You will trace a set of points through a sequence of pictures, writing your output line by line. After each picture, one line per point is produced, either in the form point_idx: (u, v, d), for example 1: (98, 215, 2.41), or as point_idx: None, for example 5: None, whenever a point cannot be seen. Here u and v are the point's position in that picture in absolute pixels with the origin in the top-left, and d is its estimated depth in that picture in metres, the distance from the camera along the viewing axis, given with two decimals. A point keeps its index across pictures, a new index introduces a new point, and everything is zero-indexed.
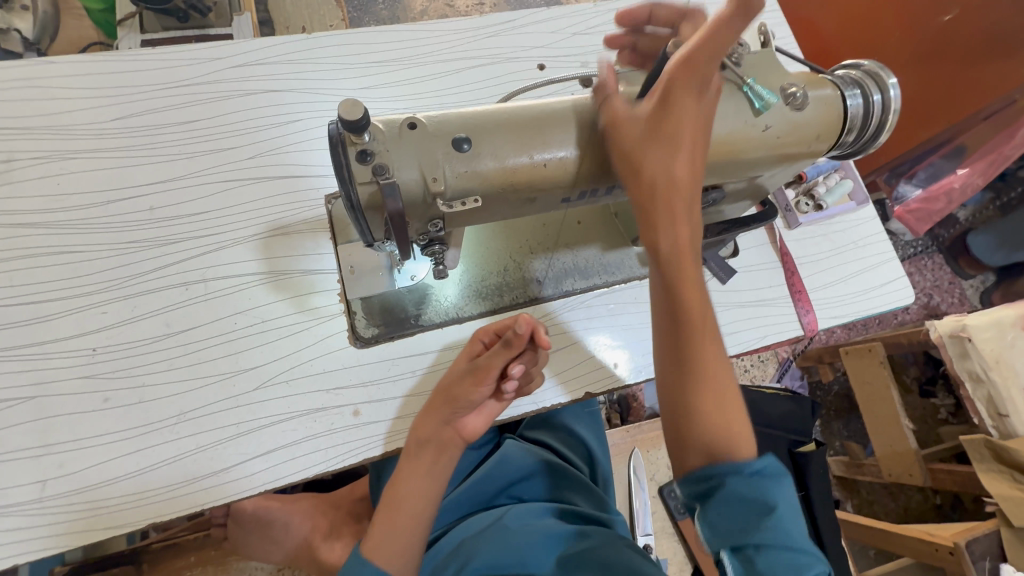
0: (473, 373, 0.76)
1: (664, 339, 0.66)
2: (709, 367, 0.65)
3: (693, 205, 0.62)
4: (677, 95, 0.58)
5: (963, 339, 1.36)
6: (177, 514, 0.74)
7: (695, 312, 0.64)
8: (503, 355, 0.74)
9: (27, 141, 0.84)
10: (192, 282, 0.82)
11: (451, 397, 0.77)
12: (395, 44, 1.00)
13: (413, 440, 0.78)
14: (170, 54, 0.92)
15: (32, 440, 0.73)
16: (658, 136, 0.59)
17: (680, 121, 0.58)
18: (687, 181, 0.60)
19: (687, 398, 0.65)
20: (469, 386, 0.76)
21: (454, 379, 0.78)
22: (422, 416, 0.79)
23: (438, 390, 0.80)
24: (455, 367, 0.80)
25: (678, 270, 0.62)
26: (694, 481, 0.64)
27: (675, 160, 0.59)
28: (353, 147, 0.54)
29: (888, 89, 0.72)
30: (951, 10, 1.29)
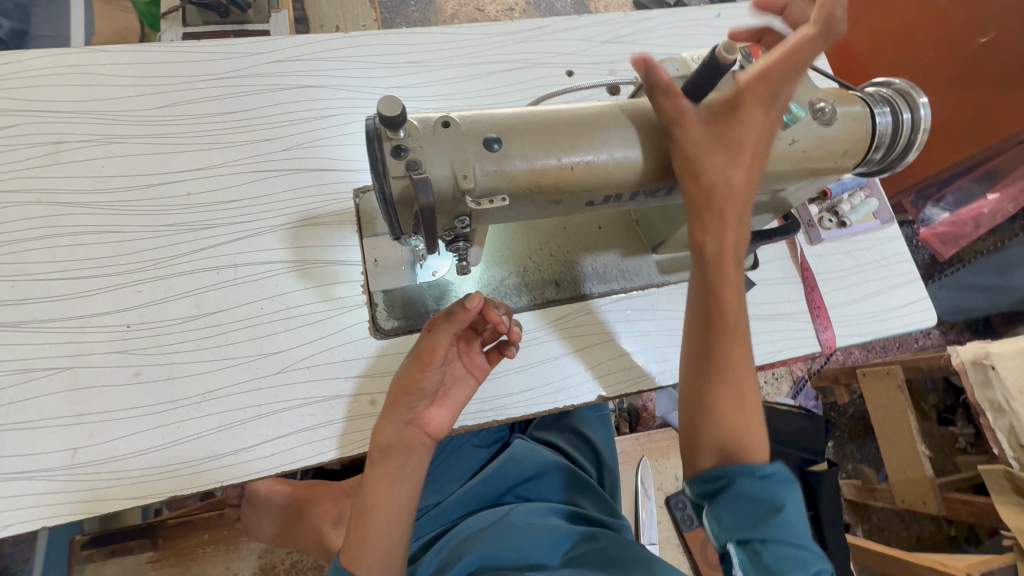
0: (415, 357, 0.72)
1: (698, 335, 0.70)
2: (737, 366, 0.69)
3: (743, 211, 0.66)
4: (749, 108, 0.63)
5: (985, 366, 1.34)
6: (197, 489, 0.77)
7: (730, 310, 0.68)
8: (445, 333, 0.70)
9: (77, 125, 0.89)
10: (223, 267, 0.85)
11: (401, 391, 0.72)
12: (429, 46, 1.03)
13: (373, 449, 0.73)
14: (214, 48, 0.96)
15: (66, 409, 0.76)
16: (728, 142, 0.63)
17: (745, 130, 0.63)
18: (741, 191, 0.65)
19: (714, 404, 0.68)
20: (413, 371, 0.72)
21: (400, 372, 0.74)
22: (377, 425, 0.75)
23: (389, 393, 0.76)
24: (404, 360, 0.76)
25: (721, 270, 0.68)
26: (705, 482, 0.67)
27: (734, 167, 0.63)
28: (389, 143, 0.56)
29: (919, 108, 0.72)
30: (988, 32, 1.28)
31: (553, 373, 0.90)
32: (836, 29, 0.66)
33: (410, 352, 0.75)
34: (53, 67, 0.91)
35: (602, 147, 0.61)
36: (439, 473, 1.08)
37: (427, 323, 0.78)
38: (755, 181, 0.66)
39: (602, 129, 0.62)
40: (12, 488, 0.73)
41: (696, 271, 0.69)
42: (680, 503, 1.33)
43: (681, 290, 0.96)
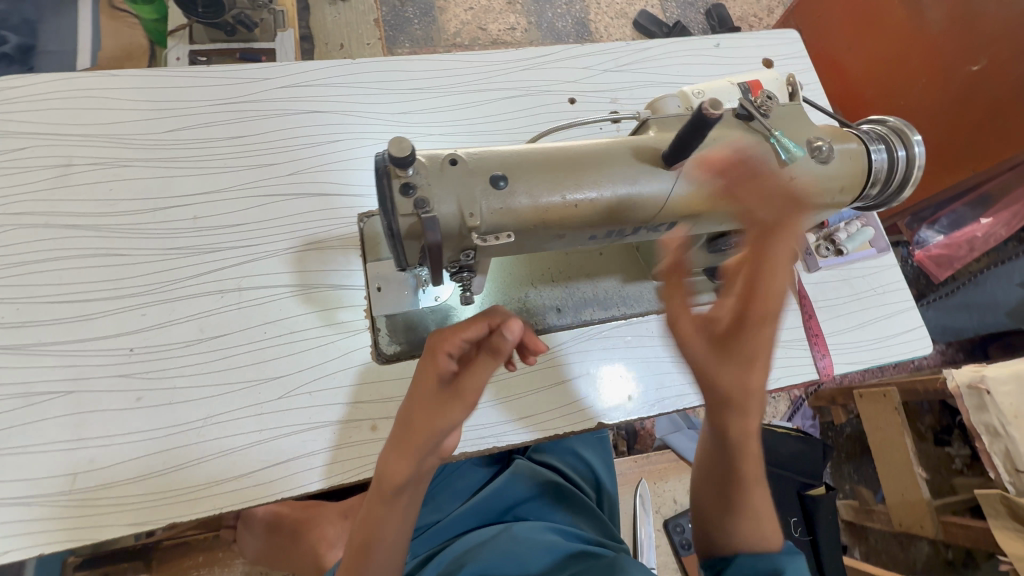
0: (449, 397, 0.66)
1: (717, 481, 0.70)
2: (756, 509, 0.69)
3: (762, 402, 0.63)
4: (751, 325, 0.59)
5: (981, 391, 1.35)
6: (198, 515, 0.76)
7: (751, 468, 0.67)
8: (489, 367, 0.66)
9: (86, 148, 0.90)
10: (228, 290, 0.86)
11: (432, 433, 0.65)
12: (434, 72, 1.05)
13: (382, 487, 0.67)
14: (224, 73, 0.97)
15: (66, 433, 0.76)
16: (733, 356, 0.60)
17: (753, 343, 0.60)
18: (758, 391, 0.62)
19: (729, 528, 0.71)
20: (449, 412, 0.65)
21: (423, 410, 0.66)
22: (386, 466, 0.66)
23: (400, 428, 0.67)
24: (415, 395, 0.67)
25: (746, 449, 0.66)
26: (712, 564, 0.74)
27: (752, 375, 0.61)
28: (398, 180, 0.57)
29: (914, 146, 0.74)
30: (979, 60, 1.32)
31: (552, 399, 0.90)
32: (793, 226, 0.58)
33: (435, 385, 0.66)
34: (62, 90, 0.92)
35: (607, 185, 0.62)
36: (439, 491, 1.08)
37: (433, 347, 0.67)
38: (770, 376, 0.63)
39: (606, 167, 0.63)
40: (10, 514, 0.73)
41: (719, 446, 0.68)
42: (678, 527, 1.32)
43: None
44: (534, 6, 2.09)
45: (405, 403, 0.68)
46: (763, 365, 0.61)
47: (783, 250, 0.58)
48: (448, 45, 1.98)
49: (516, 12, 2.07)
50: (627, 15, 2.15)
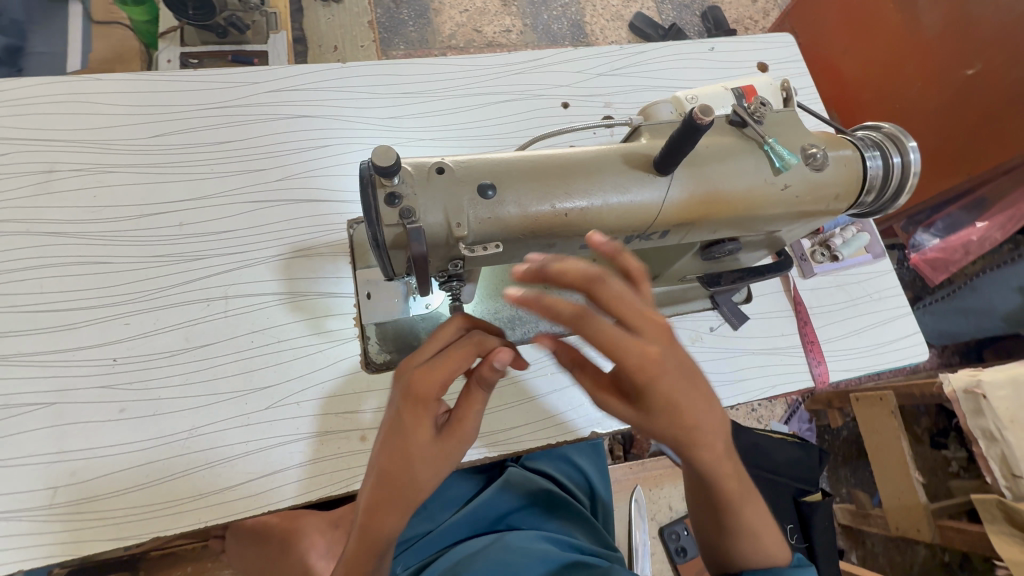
0: (445, 441, 0.64)
1: (706, 505, 0.72)
2: (754, 524, 0.71)
3: (715, 433, 0.60)
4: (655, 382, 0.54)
5: (977, 395, 1.34)
6: (182, 529, 0.75)
7: (737, 491, 0.68)
8: (485, 398, 0.66)
9: (70, 153, 0.88)
10: (214, 299, 0.84)
11: (432, 480, 0.65)
12: (426, 76, 1.04)
13: (375, 535, 0.65)
14: (211, 77, 0.96)
15: (46, 446, 0.75)
16: (653, 416, 0.56)
17: (670, 394, 0.55)
18: (704, 428, 0.59)
19: (730, 543, 0.74)
20: (450, 454, 0.65)
21: (417, 465, 0.63)
22: (380, 519, 0.65)
23: (393, 483, 0.64)
24: (407, 448, 0.63)
25: (724, 479, 0.66)
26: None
27: (683, 418, 0.56)
28: (383, 189, 0.56)
29: (909, 152, 0.73)
30: (975, 64, 1.31)
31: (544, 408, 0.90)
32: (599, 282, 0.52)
33: (427, 437, 0.63)
34: (46, 95, 0.90)
35: (598, 193, 0.61)
36: (431, 500, 1.06)
37: (422, 395, 0.62)
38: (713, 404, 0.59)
39: (597, 176, 0.61)
40: None
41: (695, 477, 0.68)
42: (674, 535, 1.33)
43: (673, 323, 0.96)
44: (529, 8, 2.08)
45: (391, 457, 0.63)
46: (697, 402, 0.57)
47: (625, 308, 0.52)
48: (443, 48, 1.96)
49: (511, 14, 2.06)
50: (622, 18, 2.15)
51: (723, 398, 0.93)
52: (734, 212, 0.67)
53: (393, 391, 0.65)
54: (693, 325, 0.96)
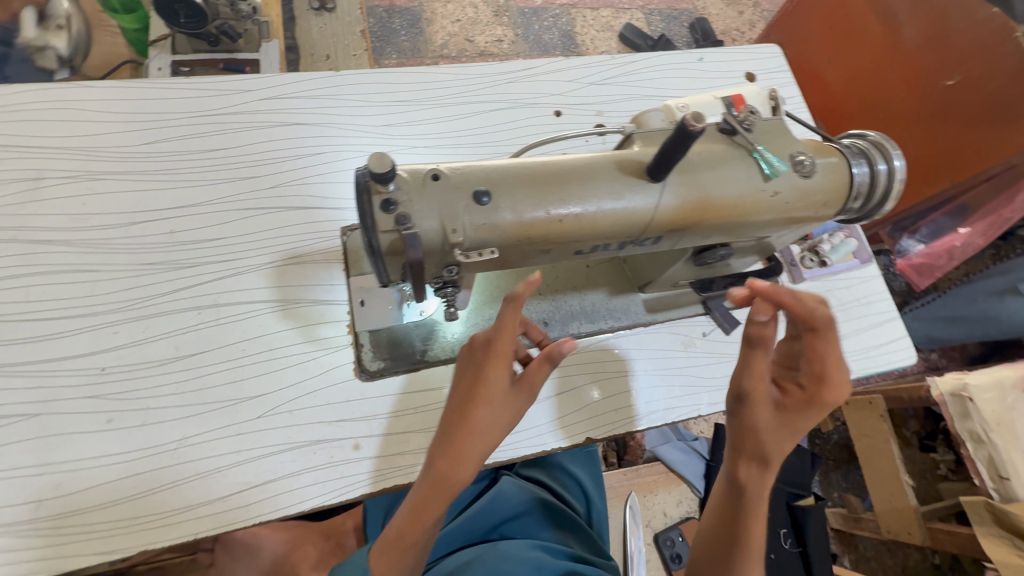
0: (518, 395, 0.65)
1: (718, 540, 0.70)
2: None
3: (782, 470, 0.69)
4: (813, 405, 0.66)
5: (964, 398, 1.37)
6: (170, 542, 0.73)
7: (752, 539, 0.67)
8: (551, 374, 0.66)
9: (57, 161, 0.87)
10: (205, 307, 0.83)
11: (497, 431, 0.64)
12: (420, 84, 1.04)
13: (444, 486, 0.62)
14: (203, 85, 0.96)
15: (30, 458, 0.73)
16: (794, 425, 0.66)
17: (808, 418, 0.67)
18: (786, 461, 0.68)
19: None
20: (517, 409, 0.65)
21: (494, 410, 0.64)
22: (449, 468, 0.62)
23: (468, 427, 0.63)
24: (485, 394, 0.64)
25: (756, 514, 0.67)
26: None
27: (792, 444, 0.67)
28: (378, 196, 0.56)
29: (894, 159, 0.74)
30: (954, 75, 1.34)
31: (537, 417, 0.87)
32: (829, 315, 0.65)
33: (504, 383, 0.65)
34: (34, 102, 0.89)
35: (592, 199, 0.62)
36: None
37: (501, 346, 0.65)
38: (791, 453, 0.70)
39: (592, 182, 0.62)
40: None
41: (729, 501, 0.70)
42: (669, 540, 1.32)
43: (668, 328, 0.96)
44: (521, 18, 2.11)
45: (469, 400, 0.64)
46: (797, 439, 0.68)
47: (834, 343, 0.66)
48: (435, 57, 1.98)
49: (503, 25, 2.08)
50: (612, 28, 2.18)
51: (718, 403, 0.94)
52: (726, 218, 0.68)
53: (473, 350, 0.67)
54: (686, 330, 0.97)
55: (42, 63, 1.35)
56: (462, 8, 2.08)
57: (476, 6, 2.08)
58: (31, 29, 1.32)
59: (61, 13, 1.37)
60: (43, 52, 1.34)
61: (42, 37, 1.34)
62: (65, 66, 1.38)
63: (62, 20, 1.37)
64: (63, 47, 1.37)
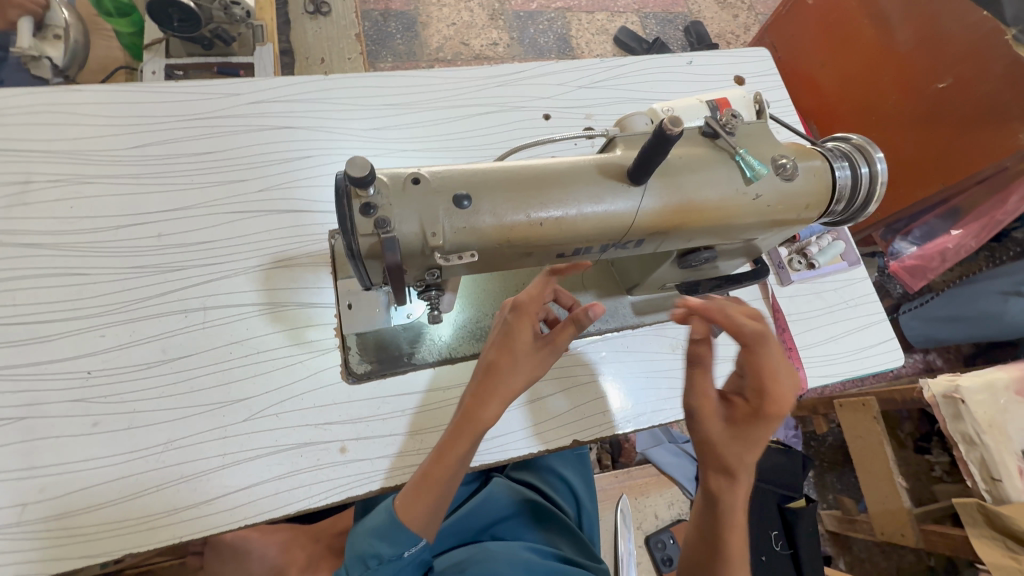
0: (542, 348, 0.72)
1: (701, 550, 0.70)
2: None
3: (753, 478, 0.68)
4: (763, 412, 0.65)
5: (956, 400, 1.36)
6: (155, 545, 0.73)
7: (732, 548, 0.67)
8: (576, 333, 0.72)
9: (46, 164, 0.87)
10: (192, 310, 0.84)
11: (518, 382, 0.70)
12: (409, 88, 1.05)
13: (467, 425, 0.70)
14: (192, 89, 0.96)
15: (15, 462, 0.73)
16: (751, 435, 0.65)
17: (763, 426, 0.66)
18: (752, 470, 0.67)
19: None
20: (539, 363, 0.72)
21: (518, 361, 0.70)
22: (476, 408, 0.70)
23: (494, 373, 0.70)
24: (512, 345, 0.70)
25: (731, 522, 0.67)
26: None
27: (753, 454, 0.65)
28: (358, 200, 0.56)
29: (876, 163, 0.75)
30: (945, 78, 1.35)
31: (524, 419, 0.88)
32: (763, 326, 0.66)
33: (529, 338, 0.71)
34: (23, 106, 0.90)
35: (573, 202, 0.62)
36: None
37: (530, 300, 0.71)
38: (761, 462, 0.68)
39: (573, 186, 0.62)
40: None
41: (706, 512, 0.70)
42: (660, 543, 1.32)
43: (656, 330, 0.97)
44: (516, 22, 2.12)
45: (496, 347, 0.71)
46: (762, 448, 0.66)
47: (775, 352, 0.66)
48: (431, 60, 1.99)
49: (498, 28, 2.09)
50: (607, 32, 2.19)
51: None
52: (707, 221, 0.68)
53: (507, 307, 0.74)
54: (675, 333, 0.97)
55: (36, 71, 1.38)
56: (458, 12, 2.08)
57: (472, 10, 2.09)
58: (28, 39, 1.29)
59: (60, 24, 1.36)
60: (38, 61, 1.35)
61: (39, 46, 1.34)
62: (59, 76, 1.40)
63: (60, 29, 1.37)
64: (60, 57, 1.37)
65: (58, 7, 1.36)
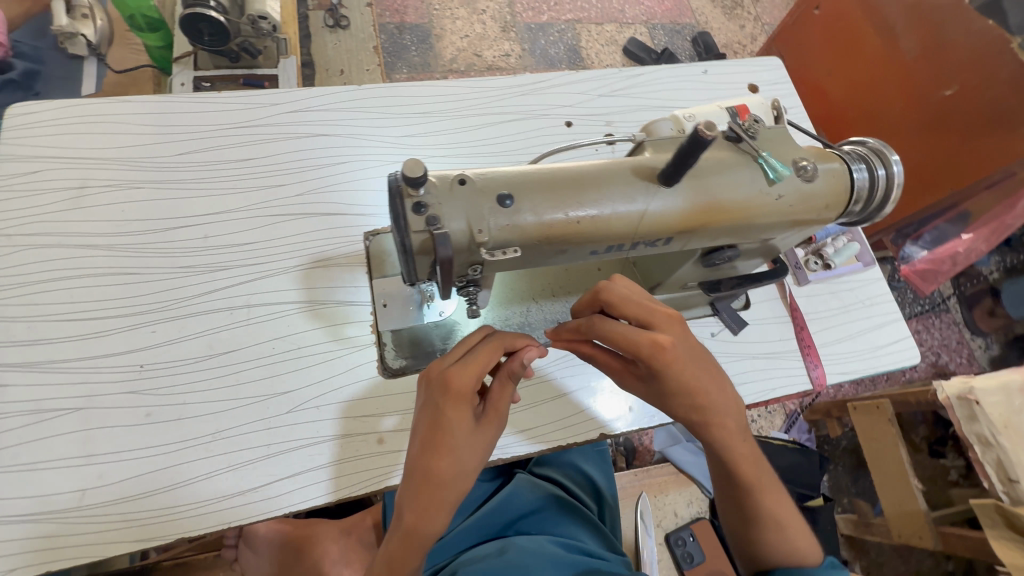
0: (480, 432, 0.69)
1: (728, 488, 0.78)
2: (773, 512, 0.76)
3: (728, 408, 0.73)
4: (660, 363, 0.68)
5: (970, 402, 1.38)
6: (206, 530, 0.77)
7: (751, 473, 0.75)
8: (514, 394, 0.72)
9: (100, 171, 0.93)
10: (237, 307, 0.88)
11: (458, 479, 0.68)
12: (436, 97, 1.10)
13: (415, 537, 0.67)
14: (233, 99, 1.01)
15: (74, 449, 0.77)
16: (665, 389, 0.71)
17: (678, 374, 0.69)
18: (715, 402, 0.72)
19: (756, 538, 0.77)
20: (486, 442, 0.70)
21: (454, 457, 0.67)
22: (422, 519, 0.67)
23: (434, 476, 0.66)
24: (447, 442, 0.67)
25: (738, 455, 0.74)
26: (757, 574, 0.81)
27: (695, 392, 0.70)
28: (410, 200, 0.60)
29: (892, 165, 0.79)
30: (951, 86, 1.39)
31: (551, 414, 0.92)
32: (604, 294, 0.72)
33: (459, 431, 0.67)
34: (78, 116, 0.95)
35: (607, 202, 0.66)
36: None
37: (460, 391, 0.67)
38: (722, 388, 0.73)
39: (606, 186, 0.66)
40: (18, 531, 0.73)
41: (715, 458, 0.76)
42: (680, 540, 1.34)
43: None
44: (527, 34, 2.18)
45: (432, 452, 0.67)
46: (702, 383, 0.70)
47: (631, 311, 0.71)
48: (445, 71, 2.05)
49: (510, 40, 2.15)
50: (616, 42, 2.25)
51: None
52: (731, 220, 0.72)
53: (428, 392, 0.69)
54: (696, 330, 1.01)
55: (74, 49, 1.46)
56: (471, 24, 2.15)
57: (485, 22, 2.16)
58: (64, 18, 1.38)
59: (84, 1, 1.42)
60: (74, 38, 1.43)
61: (73, 25, 1.41)
62: (94, 53, 1.47)
63: (87, 9, 1.44)
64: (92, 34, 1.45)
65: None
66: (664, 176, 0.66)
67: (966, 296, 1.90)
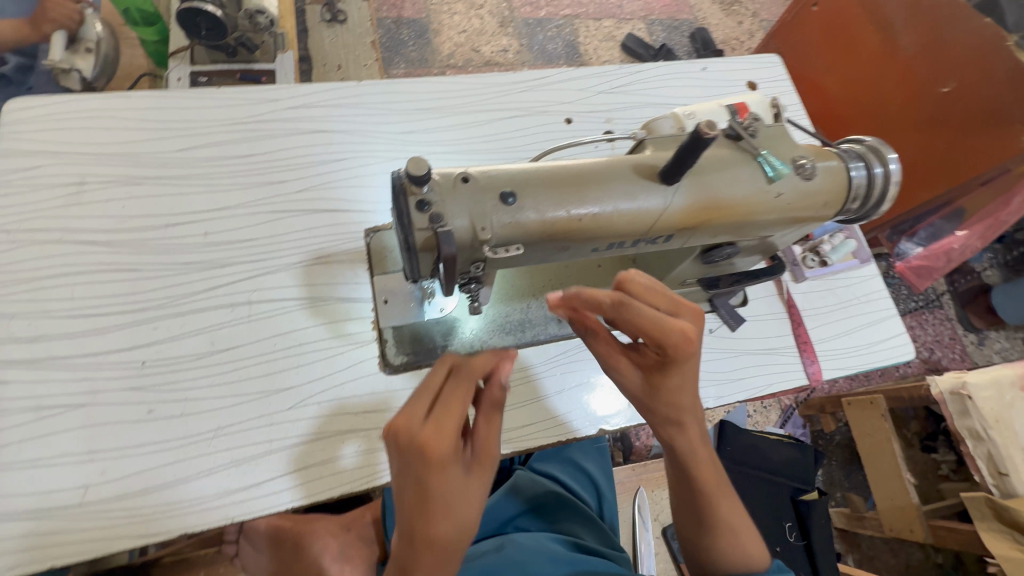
0: (475, 481, 0.60)
1: (684, 493, 0.74)
2: (731, 521, 0.73)
3: (698, 416, 0.71)
4: (674, 359, 0.65)
5: (963, 396, 1.40)
6: (208, 526, 0.77)
7: (710, 479, 0.72)
8: (501, 423, 0.64)
9: (98, 167, 0.92)
10: (238, 303, 0.88)
11: (461, 537, 0.59)
12: (436, 93, 1.09)
13: None
14: (233, 95, 1.01)
15: (78, 445, 0.77)
16: (665, 383, 0.68)
17: (678, 374, 0.67)
18: (695, 404, 0.70)
19: (708, 547, 0.74)
20: (484, 487, 0.60)
21: (452, 522, 0.57)
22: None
23: (433, 542, 0.57)
24: (439, 506, 0.57)
25: (699, 461, 0.71)
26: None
27: (680, 396, 0.69)
28: (414, 197, 0.61)
29: (890, 163, 0.79)
30: (949, 82, 1.40)
31: (550, 410, 0.92)
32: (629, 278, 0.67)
33: (449, 492, 0.57)
34: (77, 112, 0.95)
35: (608, 200, 0.66)
36: None
37: (443, 454, 0.56)
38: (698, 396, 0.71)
39: (608, 184, 0.67)
40: (18, 528, 0.73)
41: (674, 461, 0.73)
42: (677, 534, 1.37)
43: None
44: (525, 29, 2.17)
45: (425, 519, 0.57)
46: (691, 384, 0.69)
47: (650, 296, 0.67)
48: (442, 66, 2.04)
49: (508, 35, 2.15)
50: (614, 38, 2.25)
51: (723, 394, 0.98)
52: (731, 219, 0.73)
53: (400, 458, 0.58)
54: None
55: (65, 84, 1.37)
56: (469, 19, 2.14)
57: (482, 17, 2.15)
58: (60, 52, 1.30)
59: (91, 38, 1.36)
60: (68, 74, 1.35)
61: (69, 60, 1.33)
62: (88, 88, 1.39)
63: (92, 43, 1.37)
64: (90, 71, 1.37)
65: (91, 21, 1.37)
66: (664, 175, 0.67)
67: (960, 292, 1.93)
